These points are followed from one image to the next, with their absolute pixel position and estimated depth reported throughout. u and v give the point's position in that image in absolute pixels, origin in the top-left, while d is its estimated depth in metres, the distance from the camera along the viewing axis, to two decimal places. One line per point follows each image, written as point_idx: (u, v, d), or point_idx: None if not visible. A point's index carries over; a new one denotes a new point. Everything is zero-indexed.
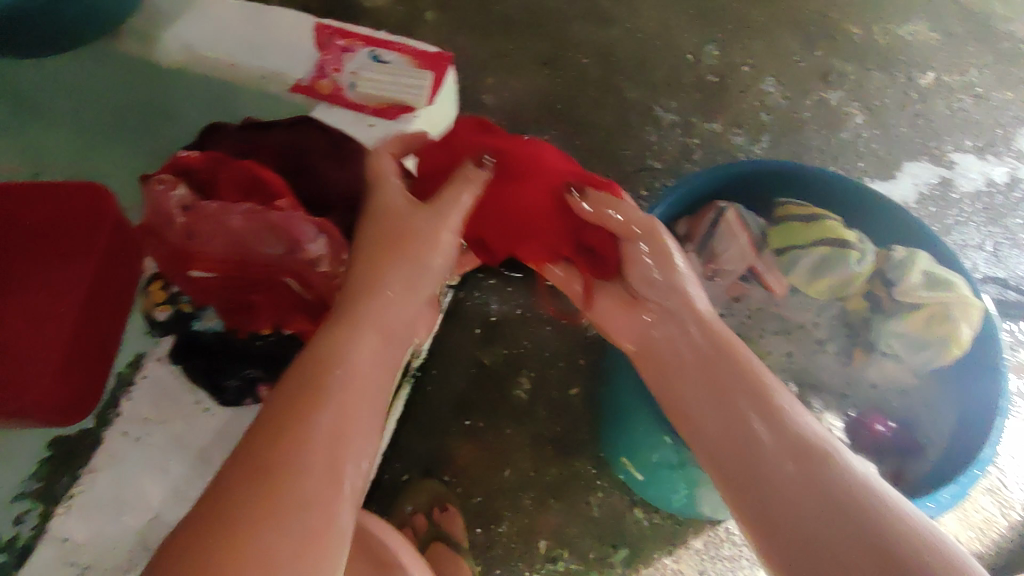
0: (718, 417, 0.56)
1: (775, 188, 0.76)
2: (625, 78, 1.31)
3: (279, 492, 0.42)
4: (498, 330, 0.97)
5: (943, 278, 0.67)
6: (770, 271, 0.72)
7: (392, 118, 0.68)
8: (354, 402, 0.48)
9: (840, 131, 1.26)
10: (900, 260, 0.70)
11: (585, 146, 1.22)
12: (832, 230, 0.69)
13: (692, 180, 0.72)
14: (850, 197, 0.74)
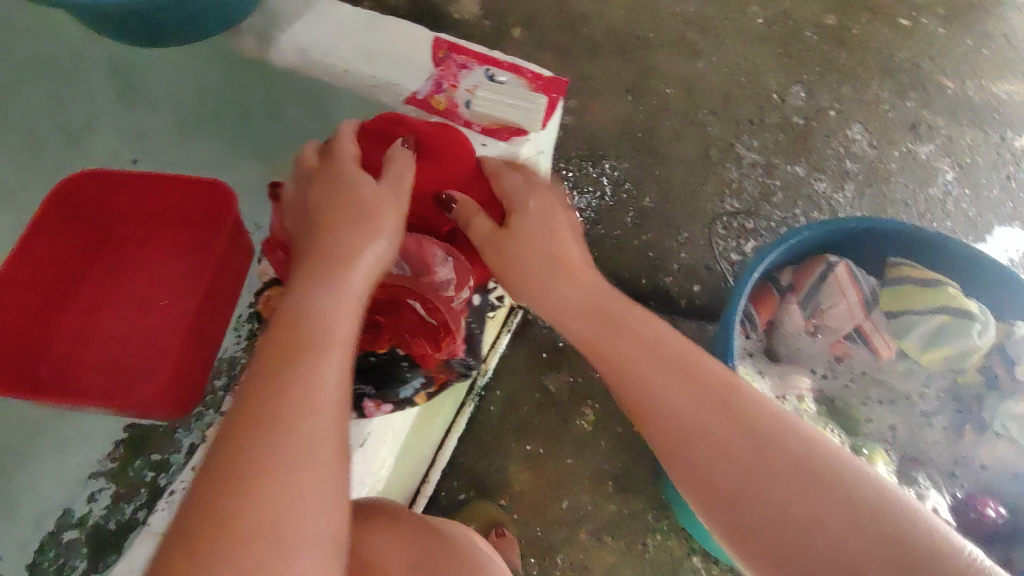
0: (652, 398, 0.50)
1: (886, 246, 0.75)
2: (708, 112, 1.29)
3: (233, 457, 0.39)
4: (564, 356, 0.96)
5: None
6: (879, 336, 0.73)
7: (504, 139, 0.66)
8: (302, 350, 0.43)
9: (928, 187, 1.23)
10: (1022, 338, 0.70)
11: (664, 178, 1.19)
12: (951, 298, 0.69)
13: (808, 231, 0.70)
14: (973, 266, 0.72)
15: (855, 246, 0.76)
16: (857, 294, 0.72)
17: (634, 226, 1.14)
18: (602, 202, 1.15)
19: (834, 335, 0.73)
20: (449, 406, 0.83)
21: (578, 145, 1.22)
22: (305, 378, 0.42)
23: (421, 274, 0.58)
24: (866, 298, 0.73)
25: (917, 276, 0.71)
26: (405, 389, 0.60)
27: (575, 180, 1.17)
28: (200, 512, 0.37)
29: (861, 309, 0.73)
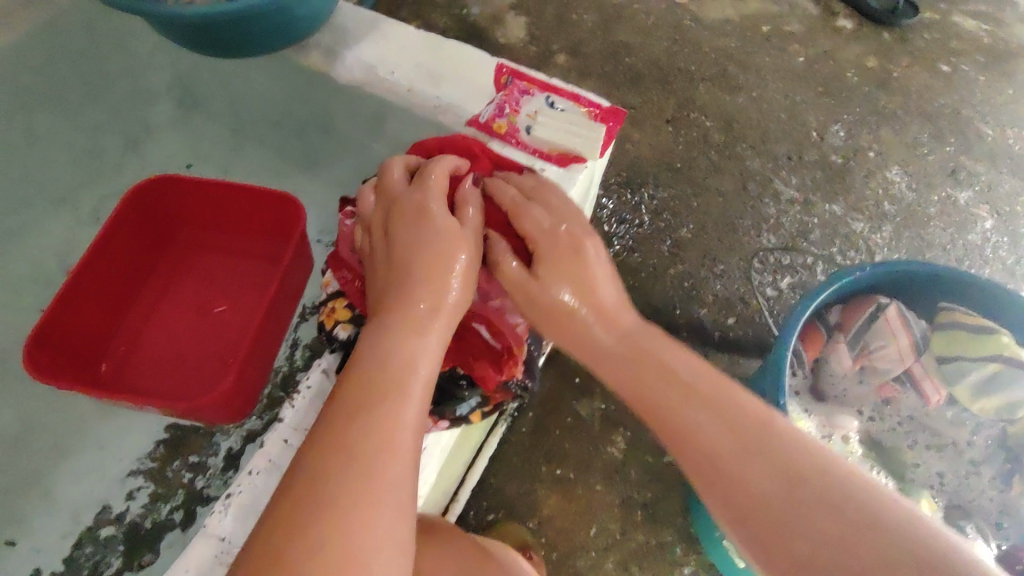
0: (674, 423, 0.53)
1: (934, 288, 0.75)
2: (747, 146, 1.30)
3: (321, 479, 0.44)
4: (597, 381, 0.96)
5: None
6: (931, 382, 0.71)
7: (566, 166, 0.69)
8: (390, 392, 0.49)
9: (967, 233, 1.22)
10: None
11: (702, 209, 1.20)
12: (1004, 346, 0.67)
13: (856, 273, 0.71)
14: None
15: (902, 288, 0.76)
16: (908, 338, 0.71)
17: (669, 255, 1.14)
18: (638, 229, 1.16)
19: (881, 377, 0.73)
20: (483, 427, 0.82)
21: (617, 172, 1.23)
22: (390, 415, 0.48)
23: (492, 303, 0.65)
24: (916, 343, 0.71)
25: (970, 325, 0.70)
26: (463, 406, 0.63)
27: (613, 208, 1.18)
28: (284, 524, 0.42)
29: (910, 354, 0.71)
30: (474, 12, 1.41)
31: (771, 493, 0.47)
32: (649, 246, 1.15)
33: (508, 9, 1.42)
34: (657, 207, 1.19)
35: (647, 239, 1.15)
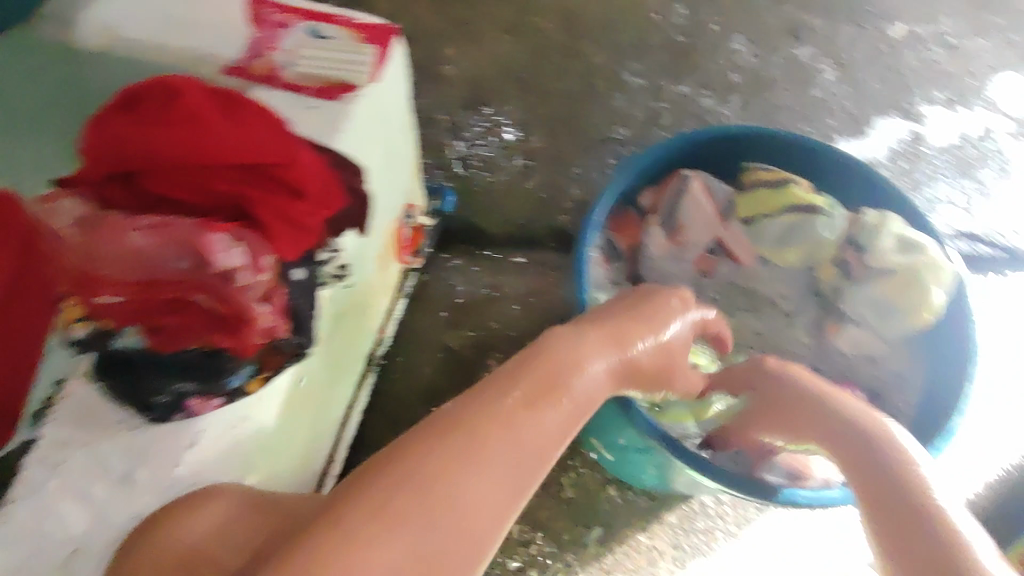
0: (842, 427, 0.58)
1: (734, 152, 0.79)
2: (591, 42, 1.24)
3: (442, 477, 0.38)
4: (463, 314, 0.97)
5: (914, 238, 0.70)
6: (738, 242, 0.78)
7: (333, 99, 0.61)
8: (533, 403, 0.42)
9: (809, 88, 1.24)
10: (869, 224, 0.73)
11: (550, 116, 1.15)
12: (797, 195, 0.74)
13: (662, 148, 0.74)
14: (808, 160, 0.78)
15: (707, 161, 0.81)
16: (712, 201, 0.77)
17: (524, 169, 1.09)
18: (487, 147, 1.10)
19: (694, 247, 0.78)
20: (345, 378, 0.83)
21: (461, 92, 1.16)
22: (506, 444, 0.40)
23: (207, 271, 0.43)
24: (719, 207, 0.77)
25: (767, 180, 0.76)
26: (229, 381, 0.47)
27: (458, 132, 1.11)
28: (352, 533, 0.36)
29: (716, 218, 0.77)
30: None
31: (912, 496, 0.50)
32: (502, 163, 1.09)
33: None
34: (504, 122, 1.13)
35: (499, 156, 1.10)
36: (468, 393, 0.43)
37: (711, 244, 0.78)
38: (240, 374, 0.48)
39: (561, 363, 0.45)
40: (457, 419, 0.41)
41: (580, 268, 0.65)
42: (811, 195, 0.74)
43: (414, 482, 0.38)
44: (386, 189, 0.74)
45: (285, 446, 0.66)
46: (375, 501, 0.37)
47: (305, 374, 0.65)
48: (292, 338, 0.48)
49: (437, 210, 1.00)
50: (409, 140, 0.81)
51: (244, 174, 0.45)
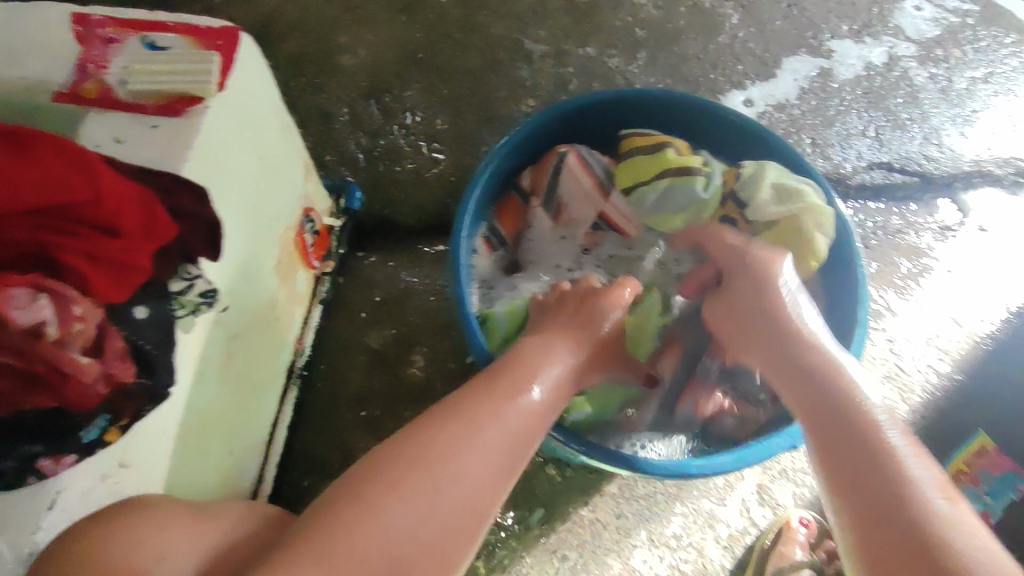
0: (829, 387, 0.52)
1: (612, 117, 0.81)
2: (491, 13, 1.18)
3: (434, 463, 0.47)
4: (384, 310, 0.95)
5: (792, 187, 0.71)
6: (619, 214, 0.79)
7: (181, 115, 0.56)
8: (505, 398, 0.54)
9: (715, 36, 1.19)
10: (748, 177, 0.74)
11: (454, 95, 1.10)
12: (672, 158, 0.75)
13: (532, 124, 0.76)
14: (684, 116, 0.80)
15: (586, 130, 0.83)
16: (589, 172, 0.78)
17: (432, 155, 1.05)
18: (391, 136, 1.06)
19: (577, 226, 0.81)
20: (262, 397, 0.80)
21: (360, 82, 1.10)
22: (492, 431, 0.51)
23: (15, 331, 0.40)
24: (597, 179, 0.78)
25: (644, 145, 0.76)
26: (83, 433, 0.45)
27: (358, 125, 1.06)
28: (373, 510, 0.45)
29: (597, 193, 0.79)
30: None
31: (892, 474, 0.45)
32: (408, 151, 1.05)
33: None
34: (407, 108, 1.08)
35: (405, 145, 1.05)
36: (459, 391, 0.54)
37: (595, 220, 0.80)
38: (97, 425, 0.45)
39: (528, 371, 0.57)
40: (455, 414, 0.51)
41: (454, 256, 0.68)
42: (686, 157, 0.75)
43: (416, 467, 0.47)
44: (262, 200, 0.71)
45: (193, 479, 0.64)
46: (393, 477, 0.47)
47: (198, 403, 0.63)
48: (142, 382, 0.46)
49: (345, 208, 0.97)
50: (289, 142, 0.76)
51: (48, 218, 0.43)
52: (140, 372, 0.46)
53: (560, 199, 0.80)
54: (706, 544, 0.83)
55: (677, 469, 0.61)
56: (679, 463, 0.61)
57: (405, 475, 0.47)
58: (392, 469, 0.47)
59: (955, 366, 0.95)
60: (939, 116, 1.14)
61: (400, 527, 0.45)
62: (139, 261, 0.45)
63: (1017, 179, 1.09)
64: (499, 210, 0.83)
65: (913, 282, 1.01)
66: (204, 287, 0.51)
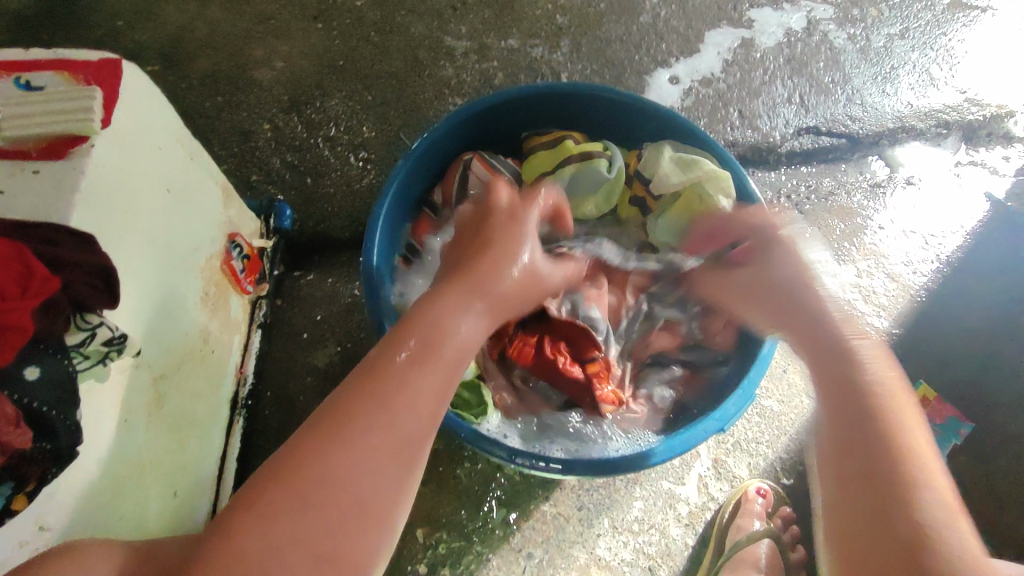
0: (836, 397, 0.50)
1: (519, 118, 0.83)
2: (408, 11, 1.12)
3: (329, 474, 0.40)
4: (326, 327, 0.94)
5: (688, 158, 0.78)
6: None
7: (62, 157, 0.54)
8: (408, 362, 0.45)
9: (637, 16, 1.13)
10: (647, 157, 0.81)
11: (379, 101, 1.06)
12: (572, 149, 0.79)
13: (439, 134, 0.77)
14: (590, 109, 0.82)
15: (497, 134, 0.84)
16: (496, 176, 0.79)
17: (361, 165, 1.02)
18: (316, 149, 1.02)
19: None
20: (205, 433, 0.78)
21: (279, 96, 1.05)
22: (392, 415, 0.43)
23: None
24: (505, 180, 0.80)
25: (546, 141, 0.81)
26: None
27: (280, 141, 1.03)
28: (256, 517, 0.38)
29: None
30: None
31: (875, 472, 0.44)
32: (335, 163, 1.02)
33: None
34: (331, 118, 1.04)
35: (330, 156, 1.02)
36: (367, 370, 0.45)
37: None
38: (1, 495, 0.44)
39: (429, 326, 0.49)
40: (346, 402, 0.43)
41: (370, 282, 0.69)
42: (585, 144, 0.80)
43: (312, 466, 0.40)
44: (173, 234, 0.68)
45: (133, 528, 0.62)
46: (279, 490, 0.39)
47: (127, 451, 0.61)
48: (42, 447, 0.45)
49: (276, 228, 0.94)
50: (197, 169, 0.73)
51: None
52: (39, 437, 0.45)
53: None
54: (668, 525, 0.84)
55: (606, 467, 0.63)
56: (606, 460, 0.63)
57: (299, 484, 0.39)
58: (283, 468, 0.40)
59: (891, 321, 0.98)
60: (862, 76, 1.12)
61: (373, 490, 0.41)
62: (21, 321, 0.43)
63: (940, 130, 1.10)
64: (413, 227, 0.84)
65: (848, 242, 1.03)
66: (107, 334, 0.51)
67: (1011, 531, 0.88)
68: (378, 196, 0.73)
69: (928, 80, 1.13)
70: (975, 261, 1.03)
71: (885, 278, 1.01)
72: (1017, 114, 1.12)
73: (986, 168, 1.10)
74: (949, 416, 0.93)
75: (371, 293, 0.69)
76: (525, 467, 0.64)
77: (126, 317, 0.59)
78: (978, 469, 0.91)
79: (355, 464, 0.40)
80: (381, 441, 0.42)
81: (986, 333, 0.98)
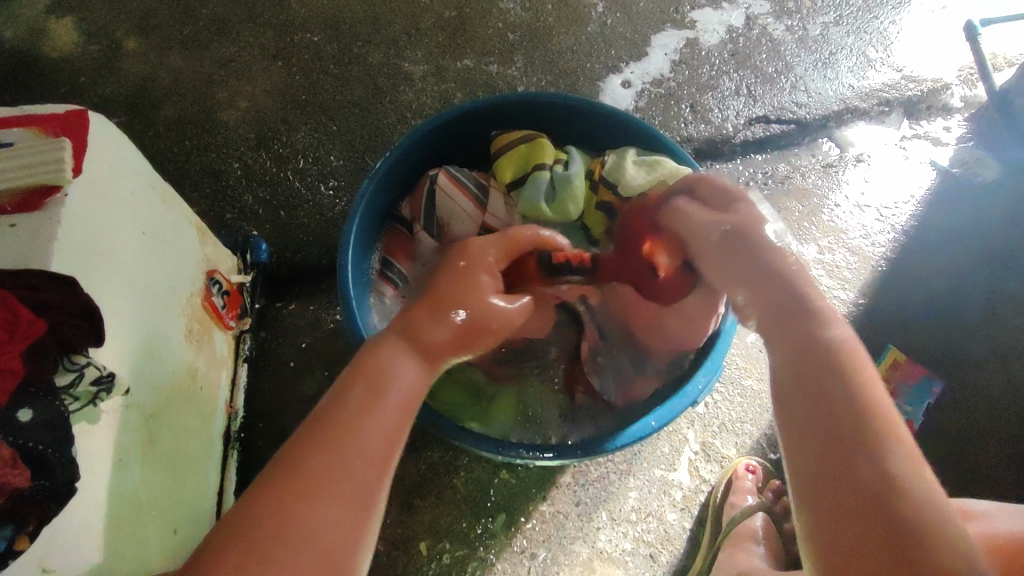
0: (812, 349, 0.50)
1: (480, 128, 0.85)
2: (364, 41, 1.15)
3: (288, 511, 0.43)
4: (311, 355, 0.95)
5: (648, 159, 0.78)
6: (500, 221, 0.83)
7: (39, 208, 0.56)
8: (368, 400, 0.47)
9: (585, 26, 1.18)
10: (612, 163, 0.81)
11: (343, 129, 1.08)
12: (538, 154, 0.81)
13: (404, 150, 0.80)
14: (548, 115, 0.85)
15: (461, 145, 0.87)
16: (464, 192, 0.82)
17: (331, 194, 1.04)
18: (287, 182, 1.04)
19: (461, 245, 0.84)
20: (200, 469, 0.79)
21: (246, 134, 1.08)
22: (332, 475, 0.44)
23: None
24: (473, 197, 0.82)
25: (511, 144, 0.82)
26: None
27: (249, 179, 1.05)
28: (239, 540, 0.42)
29: (476, 210, 0.82)
30: (10, 40, 1.14)
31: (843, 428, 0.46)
32: (307, 194, 1.04)
33: (48, 14, 1.16)
34: (298, 150, 1.07)
35: (301, 188, 1.04)
36: (318, 430, 0.46)
37: (479, 234, 0.83)
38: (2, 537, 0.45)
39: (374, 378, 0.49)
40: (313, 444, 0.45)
41: (346, 298, 0.71)
42: (543, 153, 0.81)
43: (268, 524, 0.42)
44: (153, 276, 0.69)
45: (137, 569, 0.63)
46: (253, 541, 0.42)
47: (124, 490, 0.61)
48: (41, 485, 0.46)
49: (253, 262, 0.96)
50: (171, 211, 0.75)
51: None
52: (38, 475, 0.46)
53: (440, 219, 0.83)
54: (664, 510, 0.86)
55: (584, 451, 0.65)
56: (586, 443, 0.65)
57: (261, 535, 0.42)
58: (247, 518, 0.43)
59: (856, 293, 1.02)
60: (803, 65, 1.17)
61: (338, 526, 0.43)
62: (12, 364, 0.46)
63: (882, 108, 1.16)
64: (387, 245, 0.87)
65: (807, 222, 1.07)
66: (95, 373, 0.53)
67: (991, 478, 0.92)
68: (348, 216, 0.75)
69: (865, 62, 1.19)
70: (929, 228, 1.08)
71: (846, 253, 1.05)
72: (951, 86, 1.18)
73: (929, 139, 1.15)
74: (921, 376, 0.97)
75: (347, 308, 0.71)
76: (503, 456, 0.66)
77: (113, 358, 0.60)
78: (953, 425, 0.95)
79: (313, 518, 0.43)
80: (352, 479, 0.45)
81: (949, 294, 1.02)
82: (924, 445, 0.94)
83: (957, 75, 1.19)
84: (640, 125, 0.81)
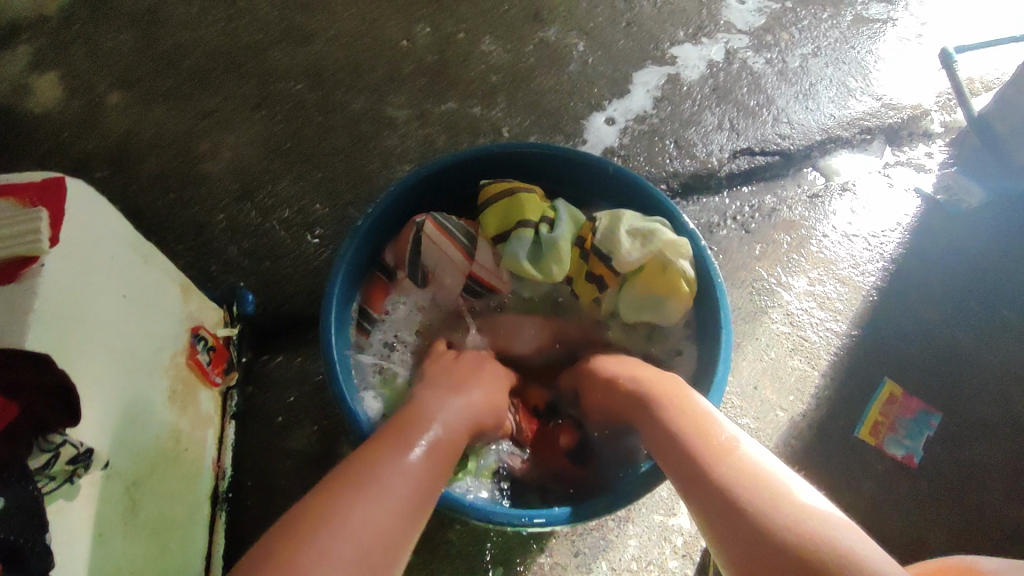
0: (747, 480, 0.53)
1: (464, 177, 0.85)
2: (347, 88, 1.15)
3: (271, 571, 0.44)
4: (299, 409, 0.93)
5: (643, 226, 0.78)
6: (488, 271, 0.83)
7: (14, 279, 0.55)
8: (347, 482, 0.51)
9: (567, 67, 1.19)
10: (606, 229, 0.80)
11: (328, 177, 1.08)
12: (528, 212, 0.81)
13: (388, 203, 0.79)
14: (530, 163, 0.85)
15: (444, 194, 0.87)
16: (452, 243, 0.82)
17: (316, 242, 1.03)
18: (271, 232, 1.04)
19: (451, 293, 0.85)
20: (186, 535, 0.77)
21: (229, 186, 1.07)
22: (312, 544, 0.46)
23: None
24: (461, 245, 0.83)
25: (500, 195, 0.82)
26: None
27: (234, 229, 1.04)
28: None
29: (462, 258, 0.83)
30: None
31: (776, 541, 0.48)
32: (291, 244, 1.03)
33: (29, 71, 1.16)
34: (282, 200, 1.06)
35: (286, 237, 1.04)
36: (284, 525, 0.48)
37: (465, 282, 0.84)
38: None
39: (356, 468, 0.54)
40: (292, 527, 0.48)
41: (330, 358, 0.70)
42: (533, 209, 0.82)
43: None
44: (134, 338, 0.68)
45: None
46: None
47: (104, 567, 0.59)
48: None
49: (239, 315, 0.95)
50: (152, 270, 0.74)
51: None
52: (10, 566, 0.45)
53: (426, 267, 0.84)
54: (665, 558, 0.84)
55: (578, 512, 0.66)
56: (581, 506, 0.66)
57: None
58: None
59: (849, 324, 1.02)
60: (784, 97, 1.19)
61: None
62: None
63: (864, 136, 1.17)
64: (366, 292, 0.86)
65: (795, 253, 1.07)
66: (72, 451, 0.52)
67: (995, 511, 0.91)
68: (330, 275, 0.74)
69: (845, 92, 1.20)
70: (918, 255, 1.08)
71: (836, 283, 1.05)
72: (930, 112, 1.19)
73: (912, 166, 1.16)
74: (918, 408, 0.96)
75: (330, 370, 0.70)
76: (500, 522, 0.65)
77: (92, 430, 0.59)
78: (954, 458, 0.94)
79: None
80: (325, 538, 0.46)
81: (942, 322, 1.02)
82: (926, 478, 0.92)
83: (935, 101, 1.21)
84: (620, 171, 0.81)
